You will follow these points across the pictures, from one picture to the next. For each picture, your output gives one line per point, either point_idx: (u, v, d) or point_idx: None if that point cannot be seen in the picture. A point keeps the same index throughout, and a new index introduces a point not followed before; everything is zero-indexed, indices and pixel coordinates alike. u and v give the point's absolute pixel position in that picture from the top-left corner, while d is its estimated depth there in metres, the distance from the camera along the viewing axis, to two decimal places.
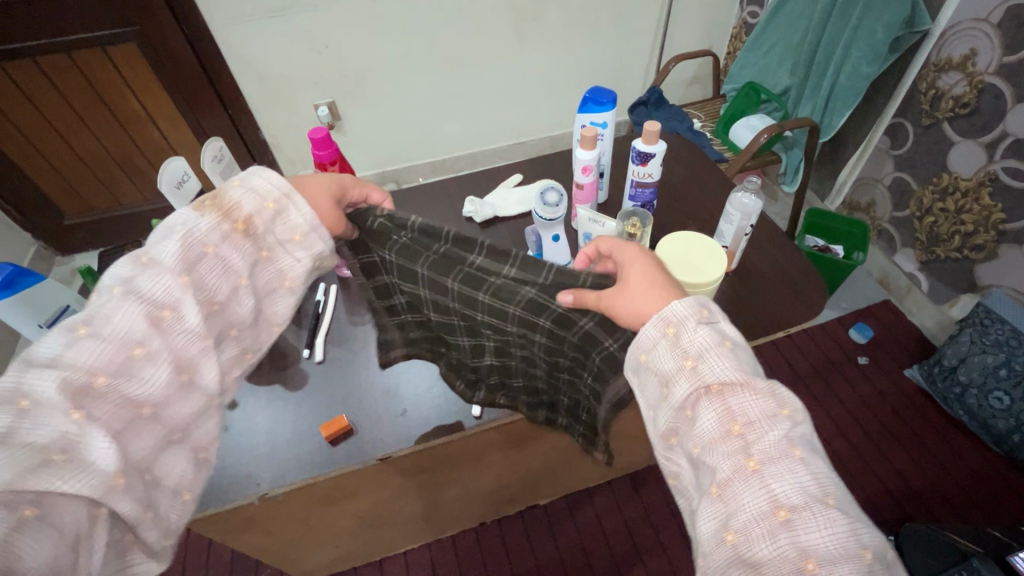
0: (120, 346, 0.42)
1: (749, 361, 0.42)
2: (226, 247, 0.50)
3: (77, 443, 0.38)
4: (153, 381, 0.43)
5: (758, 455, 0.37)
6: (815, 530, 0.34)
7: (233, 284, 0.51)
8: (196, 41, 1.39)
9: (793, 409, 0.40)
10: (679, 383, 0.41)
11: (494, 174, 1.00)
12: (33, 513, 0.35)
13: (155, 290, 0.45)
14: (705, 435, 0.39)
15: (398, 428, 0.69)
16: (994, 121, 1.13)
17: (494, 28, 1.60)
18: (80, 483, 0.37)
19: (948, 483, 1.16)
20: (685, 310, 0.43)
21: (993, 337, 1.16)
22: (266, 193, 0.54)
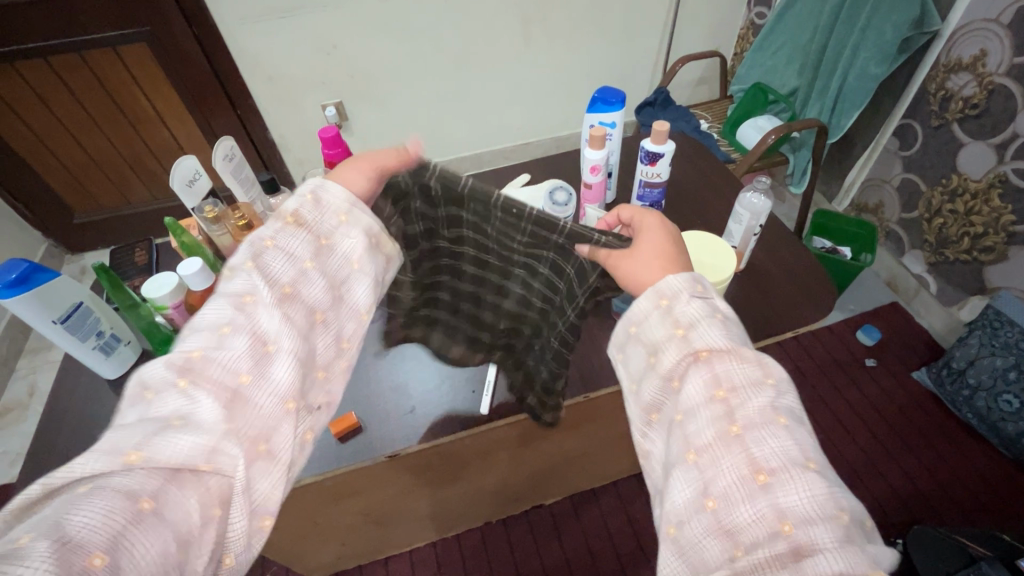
0: (210, 331, 0.38)
1: (737, 331, 0.42)
2: (285, 238, 0.44)
3: (184, 417, 0.34)
4: (242, 357, 0.37)
5: (741, 421, 0.36)
6: (795, 494, 0.34)
7: (300, 268, 0.44)
8: (206, 41, 1.41)
9: (777, 379, 0.39)
10: (668, 350, 0.41)
11: (502, 173, 1.00)
12: (150, 508, 0.30)
13: (238, 281, 0.41)
14: (690, 401, 0.38)
15: (407, 425, 0.69)
16: (1004, 122, 1.12)
17: (502, 28, 1.60)
18: (176, 452, 0.32)
19: (956, 485, 1.15)
20: (680, 283, 0.43)
21: (1003, 339, 1.15)
22: (335, 204, 0.48)
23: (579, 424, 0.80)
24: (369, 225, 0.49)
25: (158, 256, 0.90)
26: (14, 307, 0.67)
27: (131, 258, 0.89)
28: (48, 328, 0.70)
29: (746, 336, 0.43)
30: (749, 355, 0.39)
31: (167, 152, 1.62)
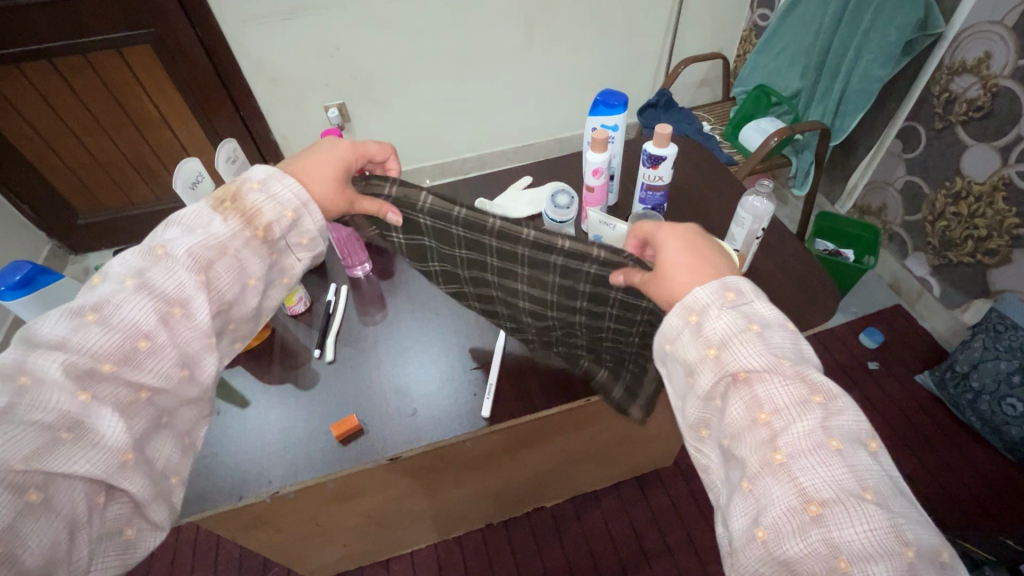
0: (126, 336, 0.42)
1: (783, 344, 0.41)
2: (246, 253, 0.51)
3: (85, 423, 0.38)
4: (159, 373, 0.42)
5: (786, 448, 0.37)
6: (850, 527, 0.34)
7: (242, 284, 0.51)
8: (209, 43, 1.41)
9: (828, 395, 0.39)
10: (703, 372, 0.42)
11: (504, 175, 1.00)
12: (39, 498, 0.35)
13: (166, 286, 0.45)
14: (733, 426, 0.40)
15: (408, 427, 0.69)
16: (1008, 124, 1.11)
17: (504, 31, 1.61)
18: (90, 465, 0.37)
19: (959, 489, 1.15)
20: (707, 295, 0.44)
21: (1006, 343, 1.14)
22: (286, 201, 0.54)
23: (583, 426, 0.80)
24: (311, 233, 0.56)
25: None
26: (18, 308, 0.67)
27: None
28: None
29: (795, 344, 0.42)
30: (791, 371, 0.40)
31: (171, 153, 1.63)
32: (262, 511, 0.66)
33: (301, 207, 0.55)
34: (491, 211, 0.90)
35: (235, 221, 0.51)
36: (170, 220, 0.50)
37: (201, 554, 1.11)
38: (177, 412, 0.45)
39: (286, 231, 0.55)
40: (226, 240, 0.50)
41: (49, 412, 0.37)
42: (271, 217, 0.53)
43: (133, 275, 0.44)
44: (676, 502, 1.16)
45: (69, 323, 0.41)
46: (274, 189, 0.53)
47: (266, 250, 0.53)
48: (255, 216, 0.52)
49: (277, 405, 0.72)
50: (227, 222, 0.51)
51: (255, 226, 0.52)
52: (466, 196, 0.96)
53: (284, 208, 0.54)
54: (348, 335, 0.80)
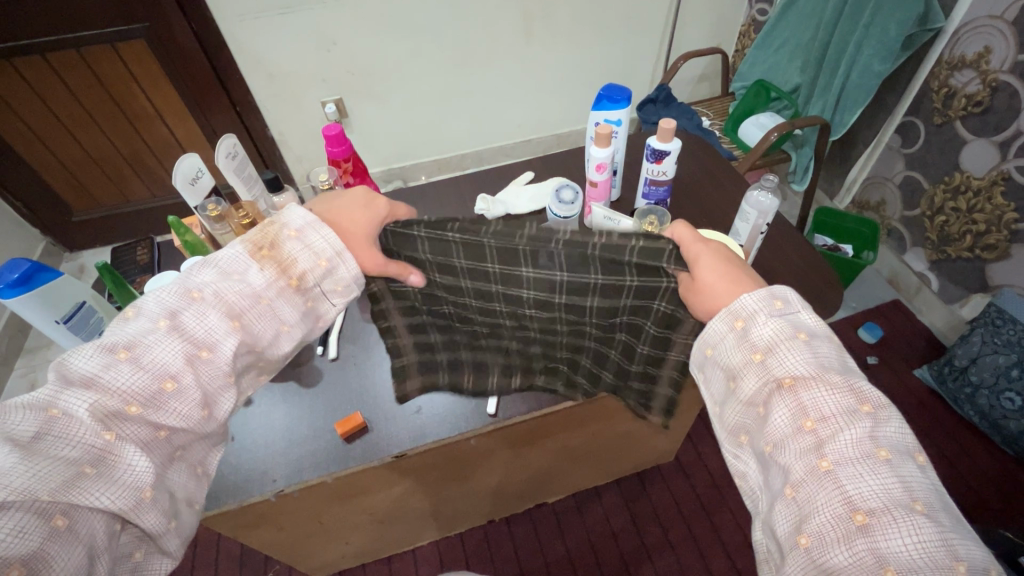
0: (153, 376, 0.42)
1: (829, 353, 0.43)
2: (279, 301, 0.51)
3: (109, 459, 0.38)
4: (180, 415, 0.42)
5: (832, 456, 0.38)
6: (898, 538, 0.34)
7: (276, 329, 0.51)
8: (205, 38, 1.39)
9: (877, 405, 0.40)
10: (748, 377, 0.44)
11: (505, 170, 1.00)
12: (63, 523, 0.35)
13: (197, 329, 0.45)
14: (777, 432, 0.41)
15: (414, 425, 0.68)
16: (1007, 120, 1.12)
17: (503, 25, 1.60)
18: (111, 499, 0.37)
19: (958, 484, 1.15)
20: (755, 303, 0.46)
21: (1005, 337, 1.15)
22: (321, 250, 0.53)
23: (584, 423, 0.81)
24: (345, 280, 0.55)
25: (159, 254, 0.89)
26: (16, 308, 0.66)
27: (132, 257, 0.88)
28: (50, 328, 0.69)
29: (841, 356, 0.44)
30: (839, 381, 0.41)
31: (167, 150, 1.61)
32: (266, 509, 0.65)
33: (336, 257, 0.54)
34: (493, 206, 0.89)
35: (271, 271, 0.51)
36: (208, 264, 0.50)
37: (202, 551, 1.11)
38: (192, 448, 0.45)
39: (320, 279, 0.54)
40: (260, 288, 0.50)
41: (77, 448, 0.37)
42: (305, 267, 0.52)
43: (167, 315, 0.45)
44: (676, 497, 1.16)
45: (100, 360, 0.41)
46: (311, 240, 0.53)
47: (299, 299, 0.53)
48: (290, 266, 0.52)
49: (281, 404, 0.71)
50: (263, 272, 0.51)
51: (289, 274, 0.52)
52: (467, 192, 0.96)
53: (318, 258, 0.53)
54: (350, 332, 0.79)
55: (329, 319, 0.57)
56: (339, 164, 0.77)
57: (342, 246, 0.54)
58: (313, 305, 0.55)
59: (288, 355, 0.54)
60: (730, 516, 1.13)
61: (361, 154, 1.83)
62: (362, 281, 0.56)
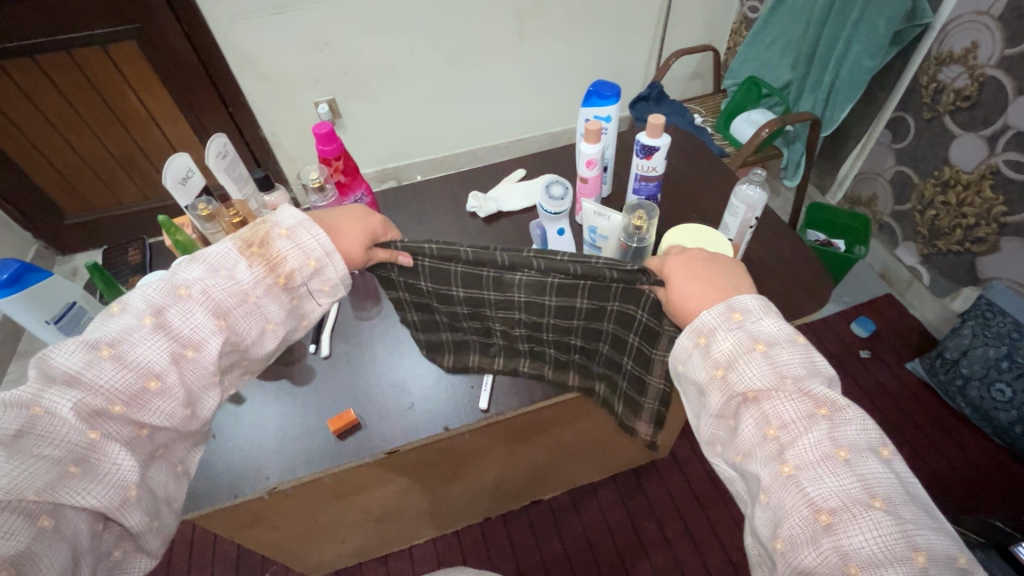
0: (138, 375, 0.42)
1: (792, 360, 0.43)
2: (266, 298, 0.52)
3: (93, 458, 0.38)
4: (163, 414, 0.43)
5: (793, 460, 0.39)
6: (859, 534, 0.35)
7: (261, 327, 0.52)
8: (196, 39, 1.39)
9: (833, 407, 0.41)
10: (714, 392, 0.45)
11: (497, 167, 1.00)
12: (49, 523, 0.35)
13: (182, 327, 0.46)
14: (744, 442, 0.42)
15: (406, 422, 0.68)
16: (995, 114, 1.13)
17: (495, 24, 1.60)
18: (96, 497, 0.37)
19: (950, 476, 1.16)
20: (713, 318, 0.47)
21: (995, 329, 1.16)
22: (311, 250, 0.54)
23: (578, 419, 0.81)
24: (332, 280, 0.56)
25: (151, 255, 0.89)
26: (4, 308, 0.65)
27: (125, 257, 0.88)
28: (41, 328, 0.69)
29: (810, 357, 0.44)
30: (794, 388, 0.42)
31: (159, 151, 1.61)
32: (260, 506, 0.66)
33: (325, 257, 0.55)
34: (485, 204, 0.90)
35: (260, 269, 0.52)
36: (194, 261, 0.50)
37: (199, 551, 1.11)
38: (173, 446, 0.45)
39: (308, 279, 0.55)
40: (247, 285, 0.51)
41: (60, 447, 0.37)
42: (294, 266, 0.53)
43: (152, 313, 0.45)
44: (673, 492, 1.17)
45: (83, 357, 0.41)
46: (302, 239, 0.54)
47: (286, 297, 0.54)
48: (278, 264, 0.53)
49: (274, 402, 0.71)
50: (251, 269, 0.52)
51: (277, 272, 0.53)
52: (459, 190, 0.96)
53: (308, 257, 0.54)
54: (343, 331, 0.78)
55: (313, 319, 0.58)
56: (330, 163, 0.77)
57: (333, 247, 0.55)
58: (299, 305, 0.56)
59: (270, 355, 0.54)
60: (727, 511, 1.13)
61: (355, 154, 1.83)
62: (349, 282, 0.58)
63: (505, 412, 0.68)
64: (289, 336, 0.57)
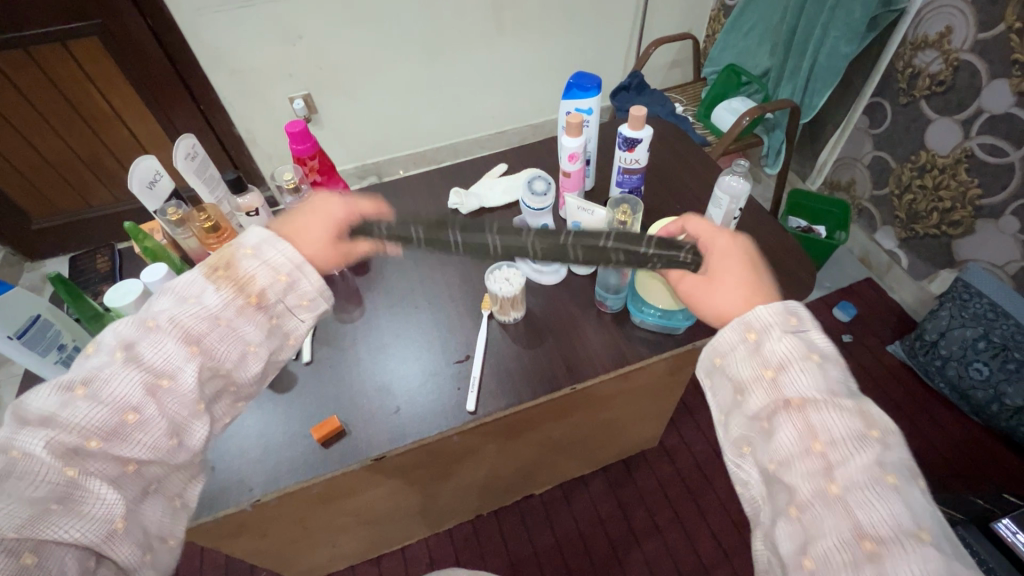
0: (114, 411, 0.39)
1: (839, 377, 0.41)
2: (239, 320, 0.46)
3: (75, 495, 0.36)
4: (147, 447, 0.39)
5: (841, 479, 0.36)
6: (906, 568, 0.32)
7: (242, 350, 0.46)
8: (162, 33, 1.34)
9: (885, 431, 0.38)
10: (756, 392, 0.41)
11: (477, 162, 0.98)
12: (33, 561, 0.33)
13: (153, 357, 0.41)
14: (782, 450, 0.39)
15: (392, 425, 0.66)
16: (969, 98, 1.14)
17: (473, 15, 1.57)
18: (79, 533, 0.35)
19: (930, 454, 1.19)
20: (771, 316, 0.43)
21: (972, 310, 1.18)
22: (280, 265, 0.47)
23: (567, 413, 0.80)
24: (311, 295, 0.48)
25: (121, 261, 0.86)
26: None
27: (93, 264, 0.84)
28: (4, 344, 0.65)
29: (849, 380, 0.42)
30: (849, 405, 0.39)
31: (128, 151, 1.55)
32: (248, 514, 0.64)
33: (296, 270, 0.47)
34: (467, 200, 0.88)
35: (227, 290, 0.45)
36: (163, 291, 0.45)
37: (185, 563, 1.09)
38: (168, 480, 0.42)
39: (283, 296, 0.48)
40: (214, 307, 0.45)
41: (39, 486, 0.35)
42: (265, 284, 0.46)
43: (122, 346, 0.41)
44: (662, 481, 1.18)
45: (58, 398, 0.38)
46: (268, 253, 0.47)
47: (262, 317, 0.47)
48: (247, 283, 0.46)
49: (255, 410, 0.69)
50: (219, 291, 0.45)
51: (247, 292, 0.46)
52: (439, 187, 0.94)
53: (278, 272, 0.47)
54: (325, 334, 0.76)
55: (301, 335, 0.49)
56: (304, 163, 0.73)
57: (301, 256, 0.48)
58: (280, 324, 0.48)
59: (258, 377, 0.47)
60: (716, 497, 1.15)
61: (332, 150, 1.79)
62: (329, 293, 0.49)
63: (494, 413, 0.67)
64: (276, 357, 0.49)
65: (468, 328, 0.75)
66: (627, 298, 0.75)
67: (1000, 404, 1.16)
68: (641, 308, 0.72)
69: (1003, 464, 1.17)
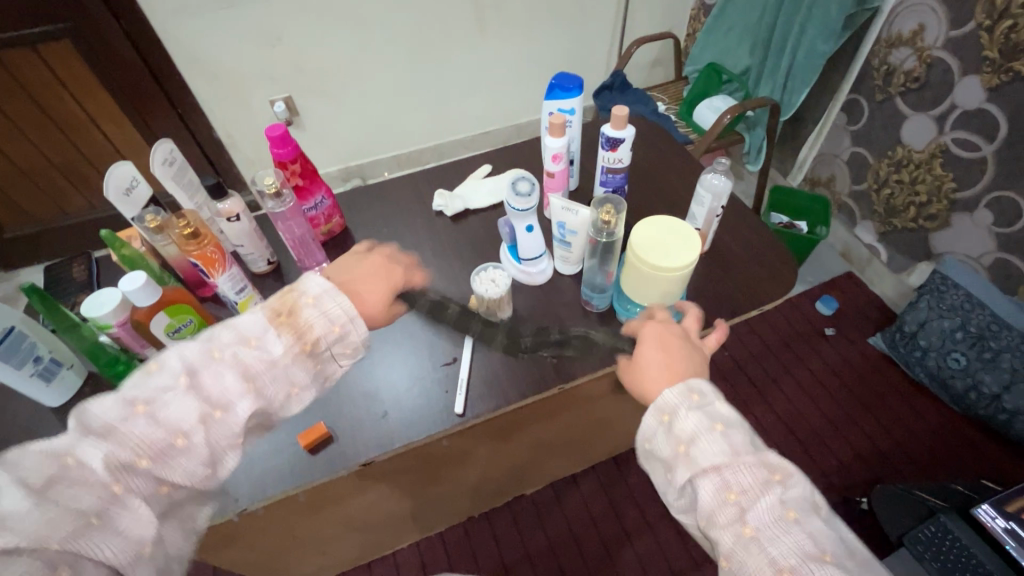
0: (168, 432, 0.43)
1: (744, 437, 0.45)
2: (292, 366, 0.49)
3: (113, 510, 0.40)
4: (185, 471, 0.44)
5: (753, 521, 0.41)
6: None
7: (287, 390, 0.50)
8: (137, 36, 1.31)
9: (784, 471, 0.43)
10: (679, 469, 0.44)
11: (460, 164, 0.98)
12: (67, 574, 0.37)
13: (213, 388, 0.45)
14: (706, 509, 0.42)
15: (380, 431, 0.66)
16: (943, 94, 1.17)
17: (454, 16, 1.57)
18: (111, 551, 0.39)
19: (911, 443, 1.22)
20: (675, 397, 0.47)
21: (949, 301, 1.21)
22: (336, 316, 0.50)
23: (555, 414, 0.81)
24: (356, 344, 0.52)
25: (98, 270, 0.84)
26: None
27: (68, 274, 0.82)
28: None
29: (754, 436, 0.46)
30: (753, 458, 0.43)
31: (104, 157, 1.52)
32: (235, 524, 0.64)
33: (349, 322, 0.51)
34: (451, 202, 0.88)
35: (288, 337, 0.49)
36: (231, 322, 0.49)
37: None
38: (190, 507, 0.46)
39: (332, 344, 0.51)
40: (273, 353, 0.48)
41: (87, 498, 0.39)
42: (320, 333, 0.50)
43: (187, 371, 0.45)
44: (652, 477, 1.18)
45: (121, 410, 0.43)
46: (328, 306, 0.50)
47: (311, 364, 0.51)
48: (306, 331, 0.50)
49: None
50: (280, 338, 0.49)
51: (304, 340, 0.49)
52: (423, 189, 0.94)
53: (333, 323, 0.50)
54: None
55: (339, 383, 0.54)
56: (285, 166, 0.72)
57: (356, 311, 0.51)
58: (322, 368, 0.52)
59: (298, 417, 0.51)
60: None
61: (315, 153, 1.77)
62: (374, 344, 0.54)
63: (483, 415, 0.67)
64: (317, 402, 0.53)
65: (455, 331, 0.75)
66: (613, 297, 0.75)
67: (978, 392, 1.19)
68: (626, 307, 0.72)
69: (981, 452, 1.20)
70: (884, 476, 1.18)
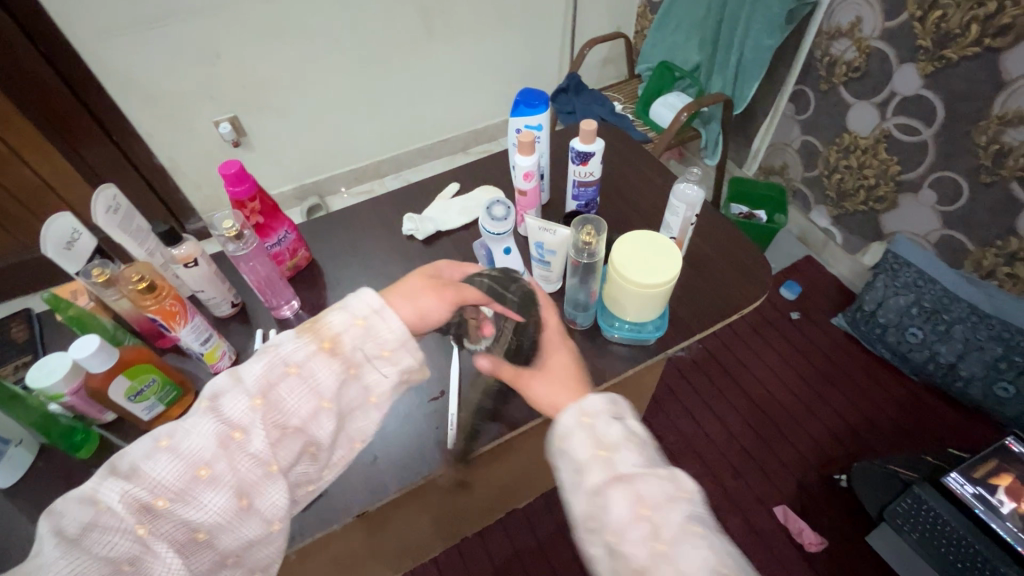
0: (189, 464, 0.42)
1: (654, 452, 0.46)
2: (310, 367, 0.47)
3: (144, 558, 0.39)
4: (213, 508, 0.42)
5: (666, 536, 0.40)
6: None
7: (314, 406, 0.47)
8: (59, 62, 1.22)
9: (691, 490, 0.43)
10: (592, 472, 0.44)
11: (427, 183, 0.95)
12: None
13: (232, 412, 0.44)
14: (618, 523, 0.41)
15: (369, 476, 0.63)
16: (882, 83, 1.23)
17: (401, 23, 1.53)
18: None
19: (875, 411, 1.28)
20: (599, 403, 0.47)
21: (903, 280, 1.28)
22: (358, 309, 0.50)
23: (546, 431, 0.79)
24: (390, 343, 0.50)
25: (41, 328, 0.77)
26: None
27: (8, 335, 0.76)
28: None
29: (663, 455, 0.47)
30: (664, 472, 0.43)
31: (34, 194, 1.41)
32: None
33: (374, 314, 0.50)
34: (422, 225, 0.85)
35: (308, 340, 0.48)
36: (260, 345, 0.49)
37: None
38: (247, 551, 0.44)
39: (362, 342, 0.49)
40: (290, 355, 0.47)
41: (117, 547, 0.38)
42: (341, 329, 0.49)
43: (209, 398, 0.45)
44: None
45: (146, 449, 0.42)
46: (350, 302, 0.50)
47: (338, 365, 0.48)
48: (325, 329, 0.49)
49: None
50: (298, 340, 0.48)
51: (321, 338, 0.48)
52: (390, 212, 0.90)
53: (355, 317, 0.49)
54: None
55: (381, 392, 0.51)
56: (244, 205, 0.68)
57: (382, 302, 0.51)
58: (359, 374, 0.50)
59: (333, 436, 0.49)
60: None
61: (267, 173, 1.70)
62: (408, 342, 0.51)
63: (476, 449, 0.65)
64: (353, 415, 0.51)
65: (438, 361, 0.73)
66: (596, 313, 0.75)
67: (935, 363, 1.25)
68: (612, 322, 0.73)
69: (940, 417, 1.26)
70: (858, 451, 1.22)
